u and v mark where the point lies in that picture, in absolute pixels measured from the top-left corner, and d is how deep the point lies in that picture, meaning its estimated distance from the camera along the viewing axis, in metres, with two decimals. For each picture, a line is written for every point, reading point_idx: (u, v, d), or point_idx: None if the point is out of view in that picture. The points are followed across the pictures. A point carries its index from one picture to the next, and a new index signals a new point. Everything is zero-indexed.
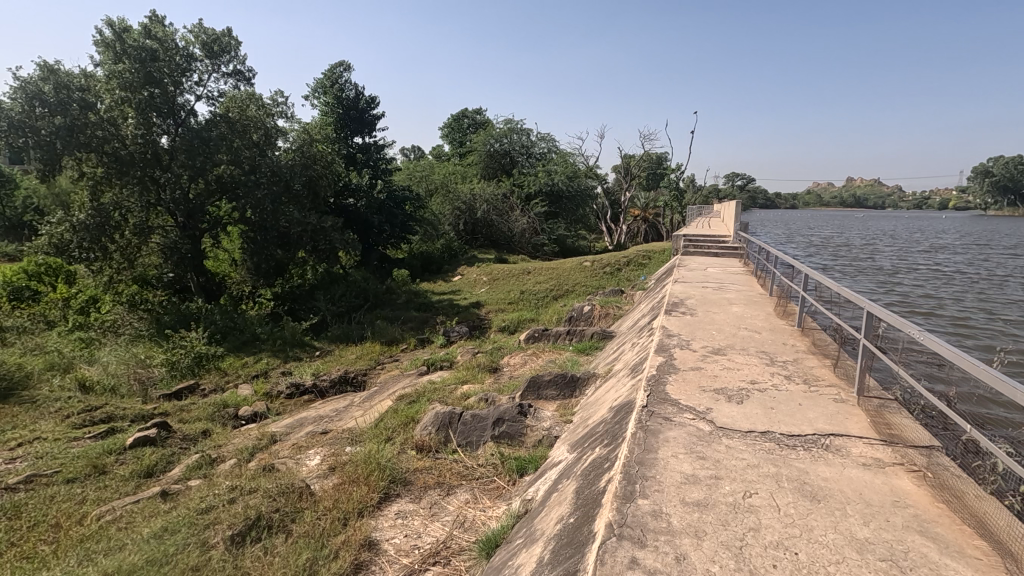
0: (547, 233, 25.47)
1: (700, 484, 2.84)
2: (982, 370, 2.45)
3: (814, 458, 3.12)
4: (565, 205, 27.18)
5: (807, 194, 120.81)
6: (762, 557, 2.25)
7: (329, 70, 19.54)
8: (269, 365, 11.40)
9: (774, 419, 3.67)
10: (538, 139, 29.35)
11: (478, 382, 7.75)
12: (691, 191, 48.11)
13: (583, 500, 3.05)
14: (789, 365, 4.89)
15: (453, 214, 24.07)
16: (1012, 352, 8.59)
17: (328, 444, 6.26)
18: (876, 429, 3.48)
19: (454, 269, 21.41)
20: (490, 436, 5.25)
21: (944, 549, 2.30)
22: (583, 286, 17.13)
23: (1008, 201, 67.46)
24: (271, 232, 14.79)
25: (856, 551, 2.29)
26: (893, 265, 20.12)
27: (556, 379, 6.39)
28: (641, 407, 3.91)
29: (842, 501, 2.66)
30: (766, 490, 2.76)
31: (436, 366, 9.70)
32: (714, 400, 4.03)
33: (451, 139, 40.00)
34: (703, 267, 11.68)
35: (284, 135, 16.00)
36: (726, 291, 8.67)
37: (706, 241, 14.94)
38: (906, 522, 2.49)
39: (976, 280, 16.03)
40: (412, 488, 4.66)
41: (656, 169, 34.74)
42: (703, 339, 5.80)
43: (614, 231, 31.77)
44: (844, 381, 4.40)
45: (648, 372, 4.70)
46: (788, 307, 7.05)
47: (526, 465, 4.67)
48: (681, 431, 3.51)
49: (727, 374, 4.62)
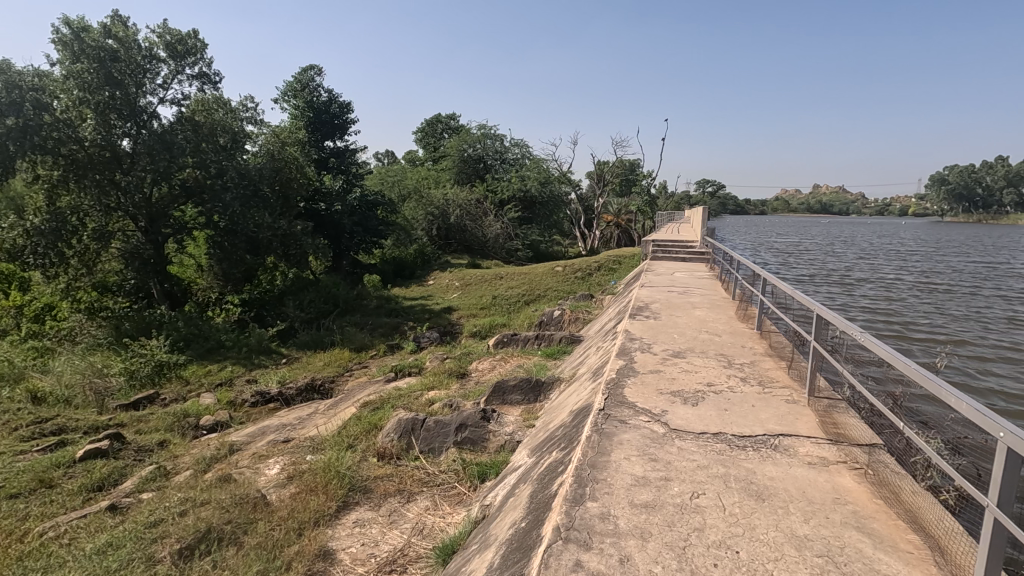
0: (520, 239, 25.59)
1: (650, 486, 2.87)
2: (911, 369, 2.55)
3: (762, 458, 3.18)
4: (537, 211, 27.34)
5: (775, 201, 123.86)
6: (703, 557, 2.27)
7: (300, 73, 19.41)
8: (234, 373, 11.15)
9: (727, 420, 3.73)
10: (511, 146, 29.40)
11: (444, 389, 7.68)
12: (663, 198, 48.96)
13: (535, 504, 3.06)
14: (745, 367, 4.99)
15: (426, 219, 23.80)
16: (961, 355, 8.92)
17: (289, 453, 6.13)
18: (823, 428, 3.57)
19: (427, 274, 21.18)
20: (452, 442, 5.21)
21: (878, 545, 2.36)
22: (555, 292, 17.21)
23: (963, 208, 70.43)
24: (240, 237, 14.55)
25: (794, 548, 2.33)
26: (856, 271, 20.68)
27: (521, 384, 6.39)
28: (597, 410, 3.93)
29: (785, 499, 2.72)
30: (714, 491, 2.80)
31: (404, 372, 9.61)
32: (670, 402, 4.07)
33: (424, 143, 39.88)
34: (670, 272, 11.85)
35: (253, 139, 15.78)
36: (690, 295, 8.82)
37: (674, 247, 15.20)
38: (845, 519, 2.55)
39: (931, 285, 16.69)
40: (371, 496, 4.57)
41: (628, 177, 35.25)
42: (664, 342, 5.88)
43: (588, 236, 32.01)
44: (797, 383, 4.50)
45: (608, 375, 4.74)
46: (748, 311, 7.21)
47: (487, 471, 4.64)
48: (635, 433, 3.54)
49: (685, 377, 4.68)
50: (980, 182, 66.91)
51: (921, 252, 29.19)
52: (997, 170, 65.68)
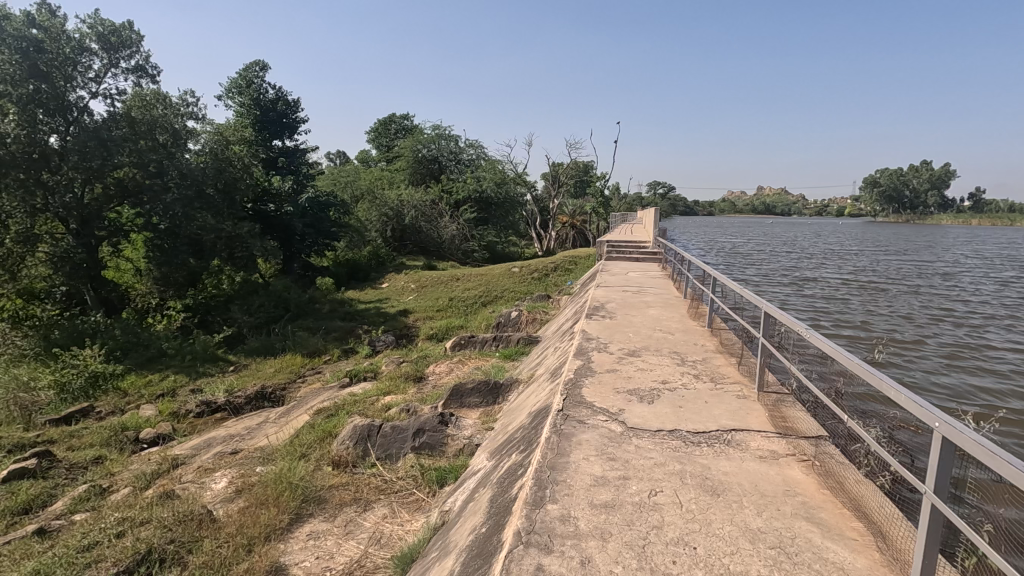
0: (476, 240, 25.49)
1: (608, 485, 2.89)
2: (851, 363, 2.66)
3: (716, 453, 3.26)
4: (493, 212, 27.29)
5: (722, 202, 128.42)
6: (662, 555, 2.30)
7: (244, 69, 18.76)
8: (177, 382, 10.59)
9: (681, 417, 3.81)
10: (466, 146, 29.27)
11: (401, 394, 7.54)
12: (616, 199, 49.94)
13: (496, 508, 3.02)
14: (698, 364, 5.12)
15: (380, 220, 23.39)
16: (895, 348, 9.46)
17: (237, 465, 5.87)
18: (772, 422, 3.69)
19: (382, 276, 20.73)
20: (410, 448, 5.13)
21: (826, 534, 2.45)
22: (512, 293, 17.23)
23: (893, 208, 74.99)
24: (182, 240, 14.02)
25: (748, 541, 2.39)
26: (798, 269, 21.64)
27: (479, 387, 6.34)
28: (556, 411, 3.94)
29: (738, 493, 2.79)
30: (671, 488, 2.85)
31: (359, 377, 9.39)
32: (627, 401, 4.13)
33: (377, 143, 39.24)
34: (625, 272, 12.06)
35: (195, 137, 15.08)
36: (644, 295, 8.99)
37: (628, 247, 15.48)
38: (795, 510, 2.64)
39: (866, 283, 17.66)
40: (326, 506, 4.42)
41: (582, 178, 35.79)
42: (620, 341, 5.97)
43: (543, 237, 32.24)
44: (747, 379, 4.64)
45: (566, 376, 4.75)
46: (699, 309, 7.42)
47: (446, 476, 4.58)
48: (593, 433, 3.56)
49: (641, 376, 4.75)
50: (908, 185, 71.42)
51: (856, 251, 30.88)
52: (922, 173, 70.33)
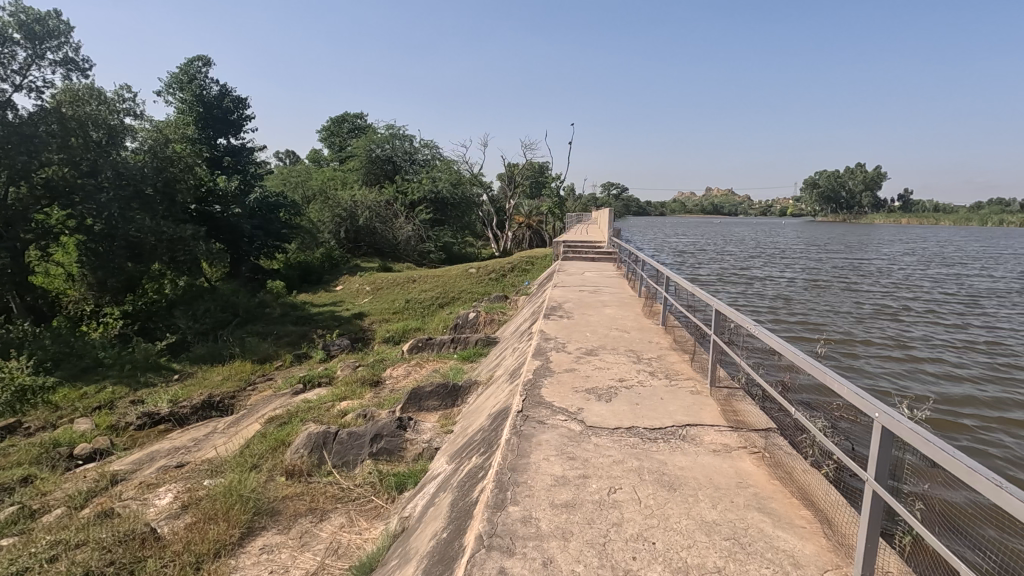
0: (432, 241, 25.25)
1: (569, 485, 2.90)
2: (797, 357, 2.78)
3: (672, 448, 3.34)
4: (449, 213, 27.09)
5: (673, 202, 131.95)
6: (622, 552, 2.33)
7: (186, 64, 17.99)
8: (116, 394, 10.01)
9: (639, 414, 3.88)
10: (421, 146, 28.98)
11: (357, 399, 7.38)
12: (572, 200, 50.62)
13: (456, 513, 3.00)
14: (653, 362, 5.24)
15: (333, 221, 22.86)
16: (835, 342, 9.96)
17: (183, 479, 5.60)
18: (725, 416, 3.81)
19: (336, 278, 20.23)
20: (367, 454, 5.02)
21: (777, 523, 2.54)
22: (469, 294, 17.17)
23: (831, 209, 79.02)
24: (118, 242, 13.13)
25: (704, 534, 2.46)
26: (746, 268, 22.48)
27: (438, 389, 6.27)
28: (515, 412, 3.94)
29: (694, 487, 2.86)
30: (629, 485, 2.89)
31: (314, 383, 9.13)
32: (585, 400, 4.17)
33: (329, 142, 38.35)
34: (581, 272, 12.21)
35: (133, 134, 14.33)
36: (600, 294, 9.12)
37: (584, 247, 15.68)
38: (747, 501, 2.73)
39: (807, 280, 18.53)
40: (279, 518, 4.27)
41: (538, 178, 36.08)
42: (578, 341, 6.03)
43: (500, 238, 32.28)
44: (700, 375, 4.78)
45: (525, 376, 4.77)
46: (653, 307, 7.60)
47: (406, 481, 4.51)
48: (553, 433, 3.58)
49: (599, 374, 4.82)
50: (844, 186, 75.44)
51: (799, 250, 32.34)
52: (857, 174, 74.44)
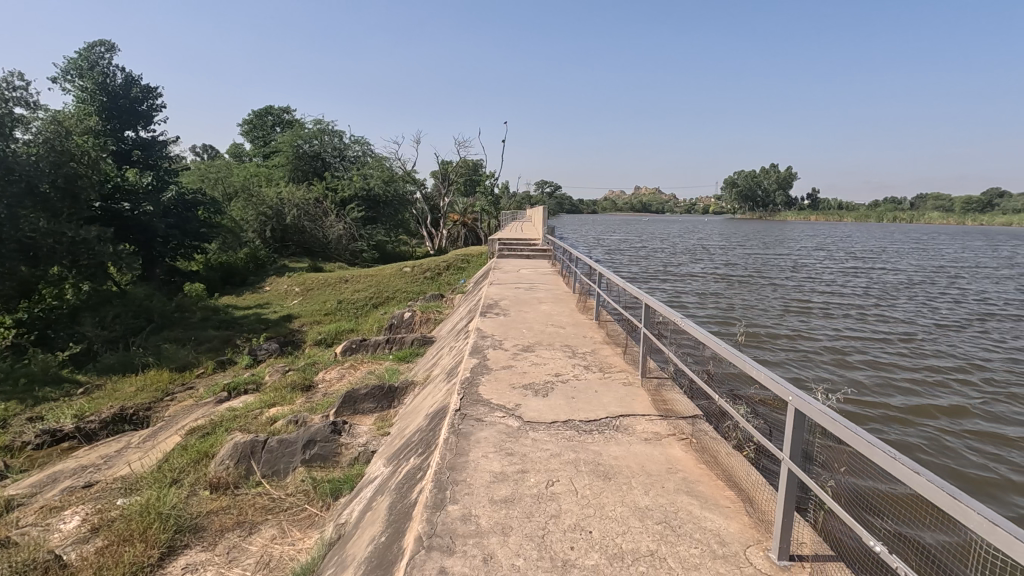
0: (365, 239, 24.59)
1: (507, 481, 2.93)
2: (720, 347, 2.94)
3: (606, 439, 3.45)
4: (382, 210, 26.49)
5: (604, 200, 135.53)
6: (560, 542, 2.38)
7: (86, 49, 16.45)
8: (10, 411, 9.04)
9: (574, 408, 3.97)
10: (351, 142, 28.21)
11: (287, 405, 7.09)
12: (506, 198, 51.08)
13: (395, 516, 2.94)
14: (588, 356, 5.38)
15: (258, 220, 21.78)
16: (754, 332, 10.62)
17: (93, 500, 5.15)
18: (655, 406, 3.98)
19: (262, 279, 19.30)
20: (299, 461, 4.84)
21: (704, 504, 2.69)
22: (404, 293, 16.90)
23: (748, 207, 84.08)
24: (9, 245, 11.77)
25: (638, 519, 2.56)
26: (673, 263, 23.52)
27: (373, 392, 6.14)
28: (454, 411, 3.92)
29: (628, 475, 2.97)
30: (566, 476, 2.96)
31: (240, 390, 8.67)
32: (523, 395, 4.22)
33: (252, 136, 36.46)
34: (517, 269, 12.31)
35: (24, 125, 12.91)
36: (535, 291, 9.24)
37: (519, 244, 15.81)
38: (677, 486, 2.87)
39: (729, 275, 19.64)
40: (204, 535, 4.03)
41: (472, 176, 36.10)
42: (514, 338, 6.09)
43: (435, 236, 31.95)
44: (631, 367, 4.96)
45: (462, 374, 4.76)
46: (587, 303, 7.79)
47: (341, 487, 4.38)
48: (491, 430, 3.59)
49: (535, 370, 4.89)
50: (760, 186, 80.53)
51: (720, 246, 34.23)
52: (770, 174, 79.82)
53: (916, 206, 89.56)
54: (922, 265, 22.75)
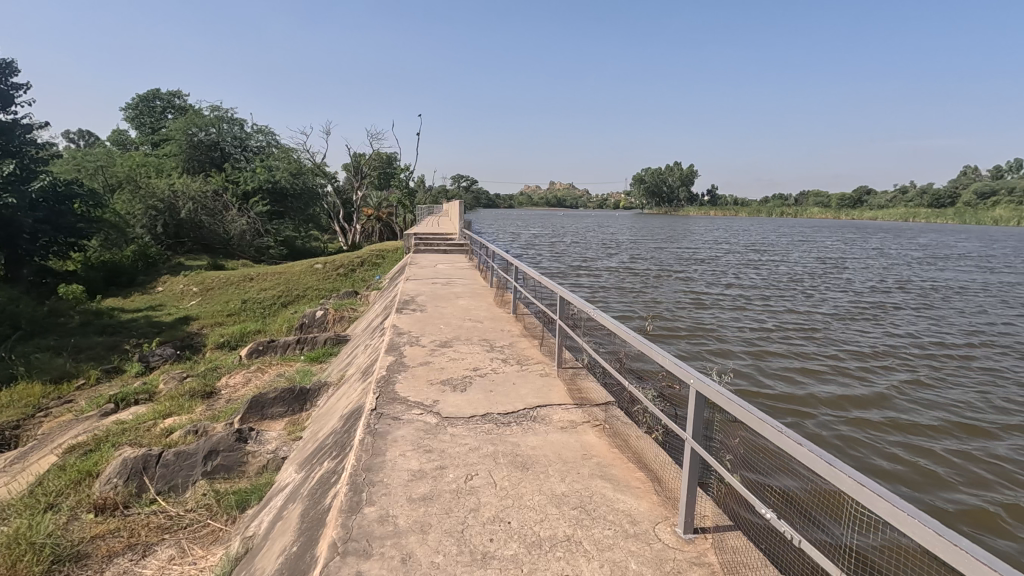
0: (272, 235, 23.18)
1: (426, 478, 2.90)
2: (630, 336, 3.07)
3: (524, 430, 3.50)
4: (289, 204, 25.14)
5: (520, 195, 137.24)
6: (480, 535, 2.39)
7: None
8: None
9: (493, 401, 4.00)
10: (254, 132, 26.76)
11: (185, 414, 6.56)
12: (423, 192, 50.38)
13: (307, 523, 2.81)
14: (506, 349, 5.43)
15: (146, 214, 19.99)
16: (662, 322, 11.23)
17: None
18: (571, 395, 4.10)
19: (153, 280, 17.68)
20: (200, 474, 4.50)
21: (616, 487, 2.81)
22: (315, 291, 16.19)
23: (655, 202, 88.59)
24: None
25: (555, 506, 2.62)
26: (586, 257, 24.29)
27: (282, 395, 5.83)
28: (369, 411, 3.81)
29: (545, 464, 3.04)
30: (485, 469, 2.98)
31: (130, 401, 7.90)
32: (441, 391, 4.19)
33: (137, 123, 33.24)
34: (434, 264, 12.18)
35: None
36: (453, 286, 9.18)
37: (436, 239, 15.63)
38: (591, 471, 2.97)
39: (639, 268, 20.62)
40: (87, 563, 3.62)
41: (386, 169, 35.25)
42: (432, 333, 6.02)
43: (348, 231, 30.84)
44: (548, 358, 5.07)
45: (378, 373, 4.64)
46: (504, 297, 7.86)
47: (248, 498, 4.12)
48: (408, 428, 3.53)
49: (453, 365, 4.86)
50: (665, 182, 85.14)
51: (631, 240, 35.78)
52: (675, 172, 84.81)
53: (800, 202, 98.63)
54: (806, 257, 25.09)
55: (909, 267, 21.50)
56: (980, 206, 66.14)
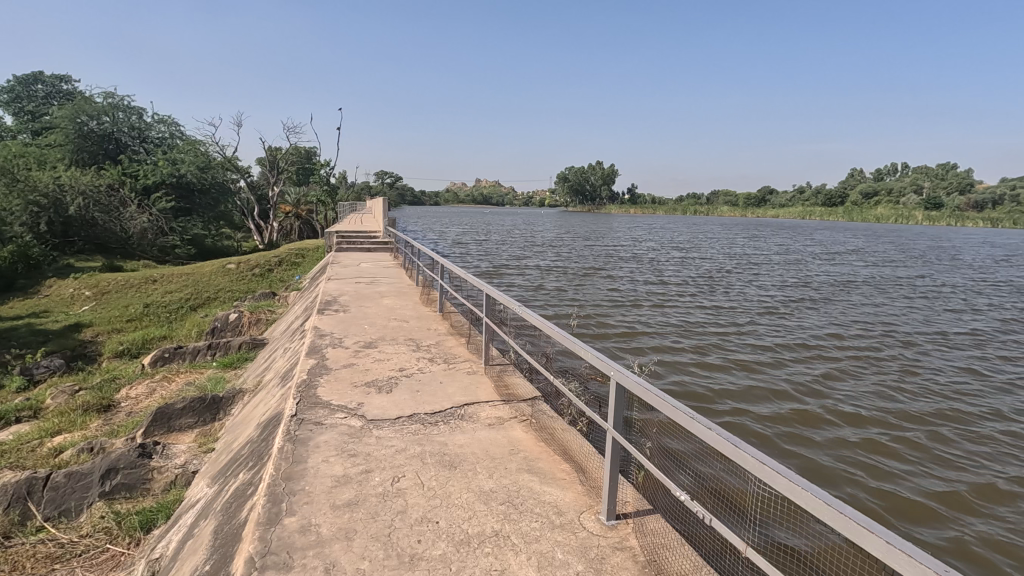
0: (177, 233, 21.50)
1: (350, 483, 2.82)
2: (556, 332, 3.13)
3: (451, 428, 3.49)
4: (197, 200, 23.48)
5: (446, 193, 136.18)
6: (408, 537, 2.36)
7: None
8: None
9: (419, 401, 3.95)
10: (155, 122, 25.06)
11: (78, 431, 5.96)
12: (345, 189, 48.83)
13: (222, 539, 2.65)
14: (432, 348, 5.37)
15: (26, 211, 17.77)
16: (586, 317, 11.56)
17: None
18: (498, 391, 4.13)
19: (37, 283, 15.86)
20: (98, 495, 4.11)
21: (543, 480, 2.87)
22: (228, 293, 15.25)
23: (579, 201, 90.88)
24: None
25: (483, 503, 2.64)
26: (513, 255, 24.53)
27: (192, 405, 5.44)
28: (289, 417, 3.65)
29: (473, 461, 3.04)
30: (412, 471, 2.94)
31: (10, 420, 7.05)
32: (365, 393, 4.08)
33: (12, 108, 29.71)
34: (357, 263, 11.82)
35: None
36: (378, 285, 8.96)
37: (359, 237, 15.18)
38: (519, 465, 3.01)
39: (564, 265, 21.09)
40: None
41: (304, 164, 33.86)
42: (356, 334, 5.85)
43: (264, 229, 29.29)
44: (475, 356, 5.07)
45: (298, 377, 4.45)
46: (431, 296, 7.76)
47: (155, 517, 3.83)
48: (332, 433, 3.41)
49: (379, 366, 4.75)
50: (588, 181, 87.67)
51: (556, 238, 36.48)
52: (597, 171, 87.55)
53: (712, 201, 104.73)
54: (717, 254, 26.70)
55: (806, 262, 23.43)
56: (864, 205, 73.33)
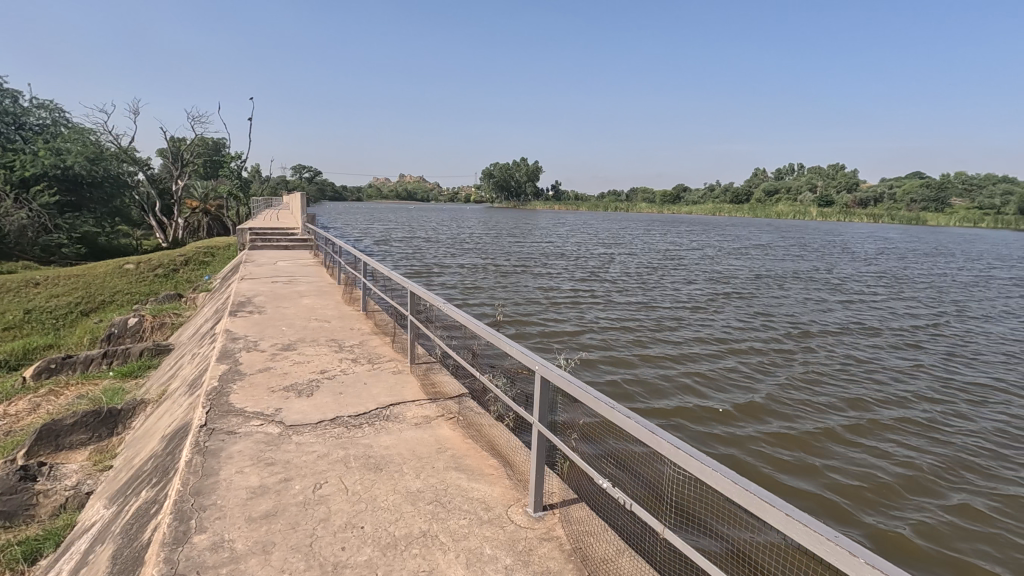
0: (64, 231, 19.43)
1: (268, 494, 2.67)
2: (480, 328, 3.12)
3: (376, 430, 3.40)
4: (86, 194, 21.35)
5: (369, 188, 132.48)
6: (330, 546, 2.27)
7: None
8: None
9: (343, 403, 3.82)
10: (33, 108, 22.64)
11: None
12: (258, 183, 46.23)
13: (121, 564, 2.43)
14: (355, 348, 5.21)
15: None
16: (513, 313, 11.67)
17: None
18: (425, 390, 4.08)
19: None
20: None
21: (470, 476, 2.87)
22: (126, 296, 14.01)
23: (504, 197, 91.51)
24: None
25: (410, 504, 2.60)
26: (439, 252, 24.27)
27: (84, 420, 4.95)
28: (198, 427, 3.40)
29: (399, 462, 2.99)
30: (335, 476, 2.84)
31: None
32: (283, 398, 3.89)
33: None
34: (272, 261, 11.22)
35: None
36: (296, 285, 8.56)
37: (275, 235, 14.44)
38: (447, 463, 2.99)
39: (490, 262, 21.16)
40: None
41: (211, 156, 31.73)
42: (273, 336, 5.56)
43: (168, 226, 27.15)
44: (401, 355, 4.97)
45: (208, 384, 4.15)
46: (353, 295, 7.52)
47: (41, 546, 3.44)
48: (246, 442, 3.22)
49: (297, 370, 4.53)
50: (513, 178, 88.41)
51: (482, 235, 36.52)
52: (523, 168, 88.50)
53: (631, 198, 109.02)
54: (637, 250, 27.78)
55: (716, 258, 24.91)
56: (767, 203, 79.13)
